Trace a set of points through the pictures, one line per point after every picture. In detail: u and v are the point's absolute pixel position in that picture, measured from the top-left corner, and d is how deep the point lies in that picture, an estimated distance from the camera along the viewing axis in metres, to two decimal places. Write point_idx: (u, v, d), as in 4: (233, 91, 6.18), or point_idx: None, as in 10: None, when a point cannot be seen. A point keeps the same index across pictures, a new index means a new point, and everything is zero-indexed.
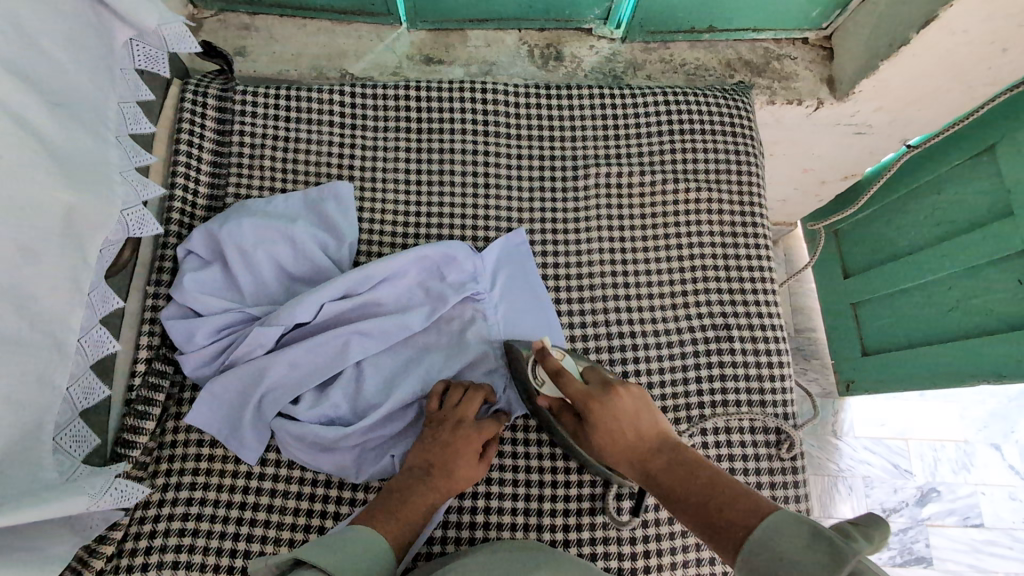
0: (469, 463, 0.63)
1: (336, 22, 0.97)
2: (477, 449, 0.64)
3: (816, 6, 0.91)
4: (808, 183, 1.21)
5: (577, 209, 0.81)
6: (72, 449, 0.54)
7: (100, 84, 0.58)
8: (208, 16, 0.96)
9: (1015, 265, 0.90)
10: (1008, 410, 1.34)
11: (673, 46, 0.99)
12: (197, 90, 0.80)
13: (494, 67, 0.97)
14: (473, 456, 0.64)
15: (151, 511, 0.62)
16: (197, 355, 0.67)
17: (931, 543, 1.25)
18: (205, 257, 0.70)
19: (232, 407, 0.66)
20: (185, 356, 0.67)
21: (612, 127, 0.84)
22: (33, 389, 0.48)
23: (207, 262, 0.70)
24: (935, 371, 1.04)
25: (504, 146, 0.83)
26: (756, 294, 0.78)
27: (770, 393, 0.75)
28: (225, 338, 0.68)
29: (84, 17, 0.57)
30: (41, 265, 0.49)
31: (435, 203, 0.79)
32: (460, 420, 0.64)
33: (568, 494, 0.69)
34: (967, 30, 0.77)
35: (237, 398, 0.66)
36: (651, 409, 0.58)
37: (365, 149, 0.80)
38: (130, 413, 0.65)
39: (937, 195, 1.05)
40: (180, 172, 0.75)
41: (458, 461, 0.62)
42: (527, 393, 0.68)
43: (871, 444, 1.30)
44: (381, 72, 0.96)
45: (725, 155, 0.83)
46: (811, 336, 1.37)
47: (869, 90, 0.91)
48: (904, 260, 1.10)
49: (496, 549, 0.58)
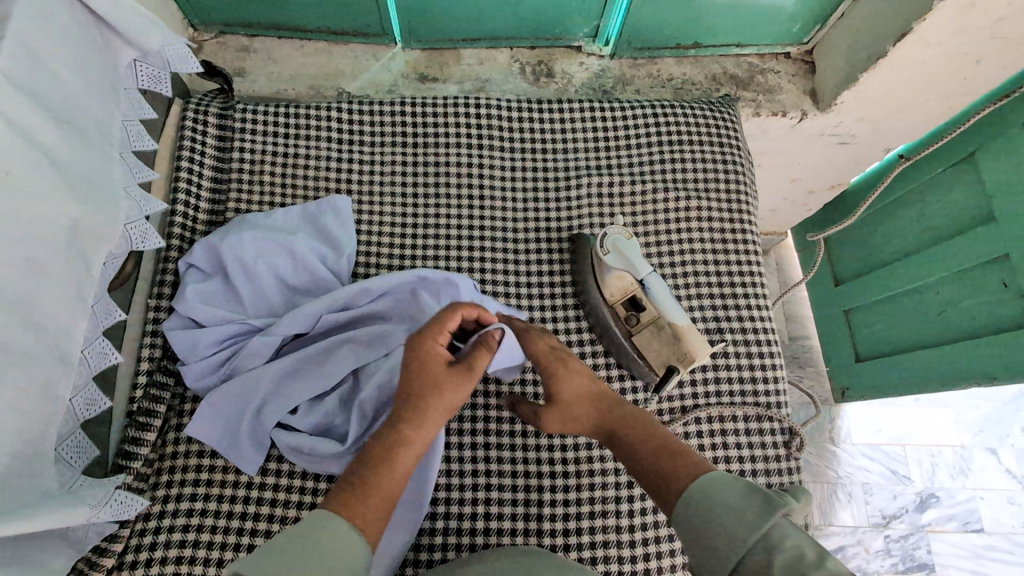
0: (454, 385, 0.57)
1: (333, 42, 0.99)
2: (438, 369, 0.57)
3: (796, 21, 0.94)
4: (797, 192, 1.24)
5: (570, 218, 0.83)
6: (73, 460, 0.55)
7: (105, 102, 0.60)
8: (208, 38, 0.98)
9: (1002, 267, 0.92)
10: (1002, 413, 1.35)
11: (660, 62, 1.02)
12: (198, 109, 0.81)
13: (487, 83, 1.00)
14: (432, 376, 0.56)
15: (151, 524, 0.62)
16: (200, 365, 0.67)
17: (931, 549, 1.25)
18: (206, 270, 0.71)
19: (234, 418, 0.66)
20: (188, 366, 0.67)
21: (603, 138, 0.87)
22: (37, 399, 0.49)
23: (208, 275, 0.71)
24: (927, 374, 1.05)
25: (497, 159, 0.85)
26: (748, 300, 0.80)
27: (764, 395, 0.76)
28: (229, 347, 0.69)
29: (87, 36, 0.58)
30: (47, 278, 0.50)
31: (432, 214, 0.81)
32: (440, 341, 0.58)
33: (568, 497, 0.70)
34: (941, 44, 0.80)
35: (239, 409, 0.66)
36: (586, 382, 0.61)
37: (362, 162, 0.82)
38: (132, 425, 0.66)
39: (921, 202, 1.08)
40: (181, 188, 0.77)
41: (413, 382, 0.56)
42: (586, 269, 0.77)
43: (869, 451, 1.31)
44: (377, 90, 0.98)
45: (713, 164, 0.86)
46: (805, 343, 1.38)
47: (851, 101, 0.94)
48: (893, 266, 1.12)
49: (475, 557, 0.56)
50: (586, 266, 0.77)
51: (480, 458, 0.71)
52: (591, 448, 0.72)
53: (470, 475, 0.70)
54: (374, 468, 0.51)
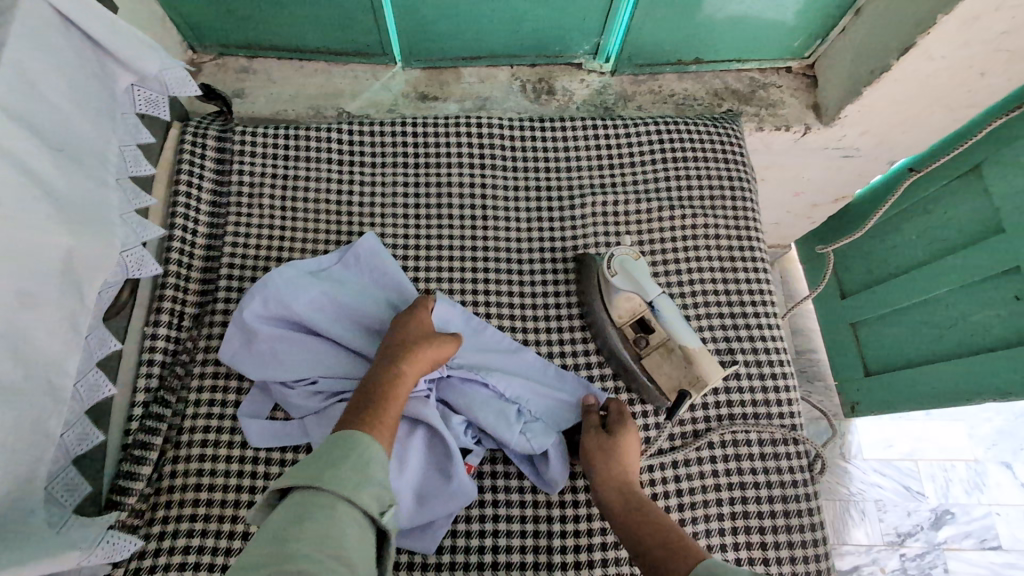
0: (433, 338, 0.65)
1: (333, 63, 0.99)
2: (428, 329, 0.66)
3: (798, 35, 0.94)
4: (800, 206, 1.23)
5: (574, 238, 0.81)
6: (64, 500, 0.53)
7: (101, 128, 0.59)
8: (207, 60, 0.98)
9: (1013, 280, 0.90)
10: (1015, 426, 1.32)
11: (662, 78, 1.02)
12: (196, 132, 0.81)
13: (487, 102, 0.99)
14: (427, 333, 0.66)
15: (146, 561, 0.60)
16: (274, 394, 0.67)
17: (949, 569, 1.21)
18: (239, 327, 0.68)
19: (297, 443, 0.66)
20: (228, 356, 0.67)
21: (606, 156, 0.86)
22: (28, 438, 0.47)
23: (243, 331, 0.68)
24: (939, 389, 1.03)
25: (499, 178, 0.84)
26: (758, 319, 0.78)
27: (777, 414, 0.74)
28: (303, 388, 0.66)
29: (84, 62, 0.58)
30: (41, 310, 0.49)
31: (433, 235, 0.80)
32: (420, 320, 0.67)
33: (579, 528, 0.67)
34: (945, 57, 0.79)
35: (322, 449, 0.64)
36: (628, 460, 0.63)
37: (363, 184, 0.81)
38: (127, 458, 0.64)
39: (927, 215, 1.06)
40: (179, 214, 0.76)
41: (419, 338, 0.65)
42: (594, 291, 0.75)
43: (881, 467, 1.28)
44: (376, 109, 0.98)
45: (718, 181, 0.85)
46: (812, 357, 1.36)
47: (855, 115, 0.93)
48: (901, 279, 1.11)
49: None
50: (593, 289, 0.75)
51: (488, 488, 0.68)
52: None
53: (477, 506, 0.67)
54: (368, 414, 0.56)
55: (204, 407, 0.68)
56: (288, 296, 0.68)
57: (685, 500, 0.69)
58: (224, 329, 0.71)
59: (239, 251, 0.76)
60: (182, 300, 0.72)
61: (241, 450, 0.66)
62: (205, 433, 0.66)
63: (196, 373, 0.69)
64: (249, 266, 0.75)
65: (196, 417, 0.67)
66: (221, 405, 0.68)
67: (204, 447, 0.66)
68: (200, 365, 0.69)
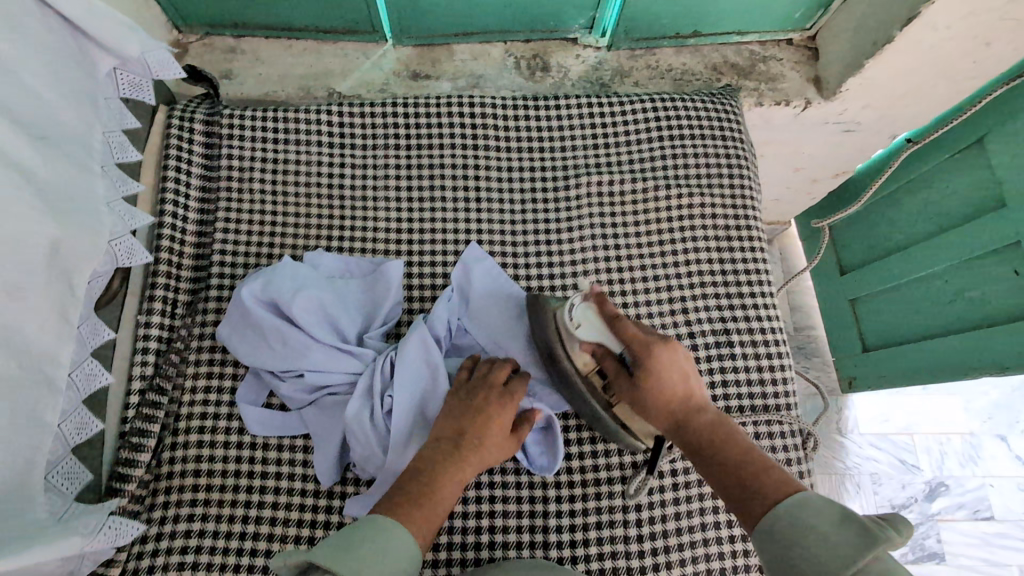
0: (501, 432, 0.62)
1: (322, 41, 0.96)
2: (508, 421, 0.63)
3: (798, 6, 0.91)
4: (799, 182, 1.21)
5: (569, 218, 0.80)
6: (65, 488, 0.54)
7: (84, 115, 0.58)
8: (194, 40, 0.96)
9: (1013, 254, 0.90)
10: (1011, 400, 1.33)
11: (659, 52, 1.00)
12: (183, 115, 0.79)
13: (481, 79, 0.97)
14: (505, 427, 0.62)
15: (149, 545, 0.61)
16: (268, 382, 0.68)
17: (942, 538, 1.23)
18: (235, 307, 0.67)
19: (295, 433, 0.67)
20: (226, 337, 0.67)
21: (601, 134, 0.84)
22: (25, 430, 0.47)
23: (233, 327, 0.67)
24: (936, 364, 1.03)
25: (493, 159, 0.82)
26: (754, 299, 0.78)
27: (772, 392, 0.74)
28: (291, 379, 0.66)
29: (64, 47, 0.56)
30: (29, 301, 0.48)
31: (426, 220, 0.79)
32: (493, 393, 0.64)
33: (574, 508, 0.68)
34: (949, 27, 0.77)
35: (320, 440, 0.65)
36: (683, 371, 0.57)
37: (354, 167, 0.80)
38: (125, 445, 0.65)
39: (927, 190, 1.05)
40: (169, 200, 0.75)
41: (490, 427, 0.61)
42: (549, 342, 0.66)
43: (877, 441, 1.29)
44: (368, 89, 0.96)
45: (715, 159, 0.83)
46: (811, 334, 1.36)
47: (856, 88, 0.91)
48: (900, 256, 1.10)
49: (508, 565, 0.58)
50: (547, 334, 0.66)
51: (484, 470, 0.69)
52: (596, 457, 0.70)
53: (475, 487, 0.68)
54: (408, 497, 0.54)
55: (200, 394, 0.68)
56: (282, 283, 0.67)
57: (680, 479, 0.70)
58: (218, 317, 0.71)
59: (231, 237, 0.75)
60: (175, 288, 0.72)
61: (238, 436, 0.66)
62: (202, 420, 0.67)
63: (191, 361, 0.69)
64: (241, 252, 0.75)
65: (193, 404, 0.68)
66: (217, 393, 0.68)
67: (202, 434, 0.66)
68: (195, 352, 0.70)
